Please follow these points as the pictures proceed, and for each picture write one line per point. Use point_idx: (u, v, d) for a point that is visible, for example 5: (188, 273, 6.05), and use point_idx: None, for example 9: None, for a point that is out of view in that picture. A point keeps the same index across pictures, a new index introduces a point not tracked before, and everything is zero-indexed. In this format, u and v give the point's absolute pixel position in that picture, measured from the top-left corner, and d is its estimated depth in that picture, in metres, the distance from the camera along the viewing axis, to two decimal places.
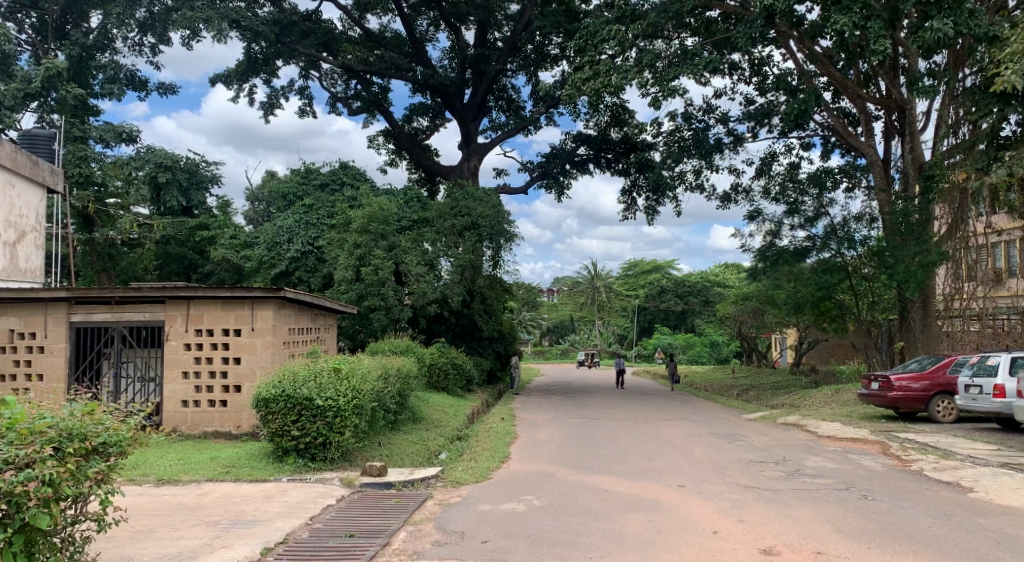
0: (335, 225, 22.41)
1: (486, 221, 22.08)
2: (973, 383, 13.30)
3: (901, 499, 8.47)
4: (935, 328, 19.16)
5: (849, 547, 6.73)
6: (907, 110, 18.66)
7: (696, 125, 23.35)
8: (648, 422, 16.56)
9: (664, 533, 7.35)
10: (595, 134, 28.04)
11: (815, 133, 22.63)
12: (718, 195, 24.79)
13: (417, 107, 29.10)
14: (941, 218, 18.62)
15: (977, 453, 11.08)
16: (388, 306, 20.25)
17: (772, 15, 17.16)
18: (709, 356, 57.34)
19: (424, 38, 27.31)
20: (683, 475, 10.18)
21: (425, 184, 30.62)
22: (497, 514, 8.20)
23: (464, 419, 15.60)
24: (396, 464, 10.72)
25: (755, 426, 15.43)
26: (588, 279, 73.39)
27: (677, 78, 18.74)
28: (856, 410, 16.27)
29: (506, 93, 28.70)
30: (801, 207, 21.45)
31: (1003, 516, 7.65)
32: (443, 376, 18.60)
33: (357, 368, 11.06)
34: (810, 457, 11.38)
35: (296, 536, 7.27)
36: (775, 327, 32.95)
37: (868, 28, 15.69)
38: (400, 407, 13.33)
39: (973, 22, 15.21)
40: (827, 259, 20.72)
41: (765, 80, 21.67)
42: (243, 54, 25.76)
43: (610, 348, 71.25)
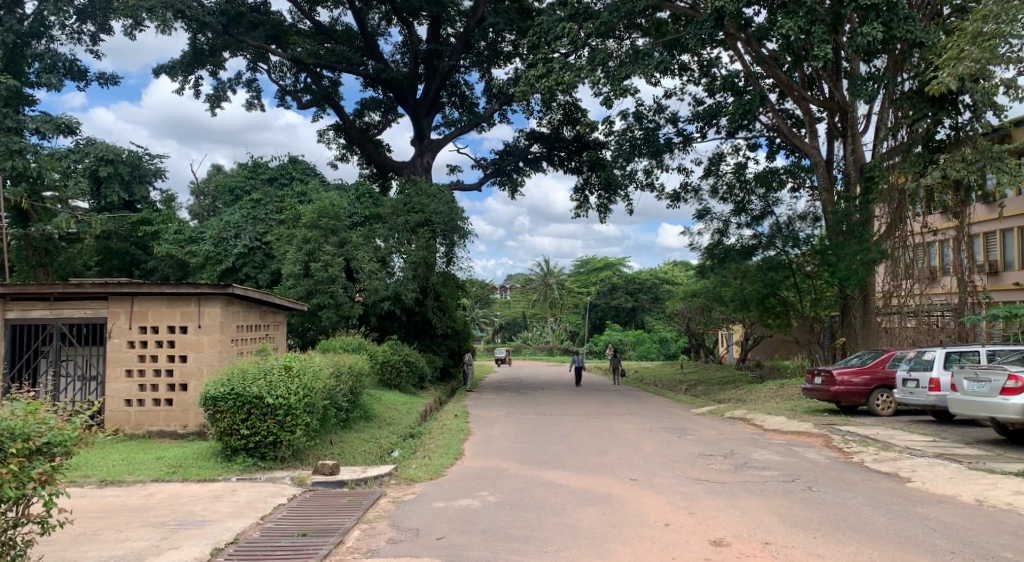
0: (284, 220, 22.05)
1: (439, 218, 22.06)
2: (909, 378, 13.82)
3: (844, 490, 8.74)
4: (874, 325, 19.83)
5: (795, 537, 6.93)
6: (849, 112, 19.23)
7: (646, 124, 23.76)
8: (599, 418, 16.71)
9: (617, 526, 7.46)
10: (548, 132, 28.31)
11: (761, 134, 23.15)
12: (667, 194, 25.15)
13: (368, 101, 28.54)
14: (880, 217, 19.20)
15: (914, 444, 11.52)
16: (339, 303, 20.04)
17: (722, 17, 17.35)
18: (657, 353, 58.27)
19: (376, 33, 26.89)
20: (635, 469, 10.32)
21: (376, 179, 30.33)
22: (451, 510, 8.19)
23: (416, 416, 15.49)
24: (347, 463, 10.61)
25: (703, 420, 15.72)
26: (540, 276, 73.83)
27: (629, 78, 19.07)
28: (800, 404, 16.75)
29: (459, 89, 28.55)
30: (748, 206, 22.16)
31: (938, 504, 7.98)
32: (396, 374, 18.47)
33: (309, 366, 10.87)
34: (756, 450, 11.67)
35: (247, 535, 7.15)
36: (721, 323, 33.66)
37: (812, 33, 16.04)
38: (352, 405, 13.17)
39: (908, 26, 15.80)
40: (771, 257, 21.36)
41: (714, 82, 22.08)
42: (188, 45, 25.04)
43: (562, 347, 71.81)
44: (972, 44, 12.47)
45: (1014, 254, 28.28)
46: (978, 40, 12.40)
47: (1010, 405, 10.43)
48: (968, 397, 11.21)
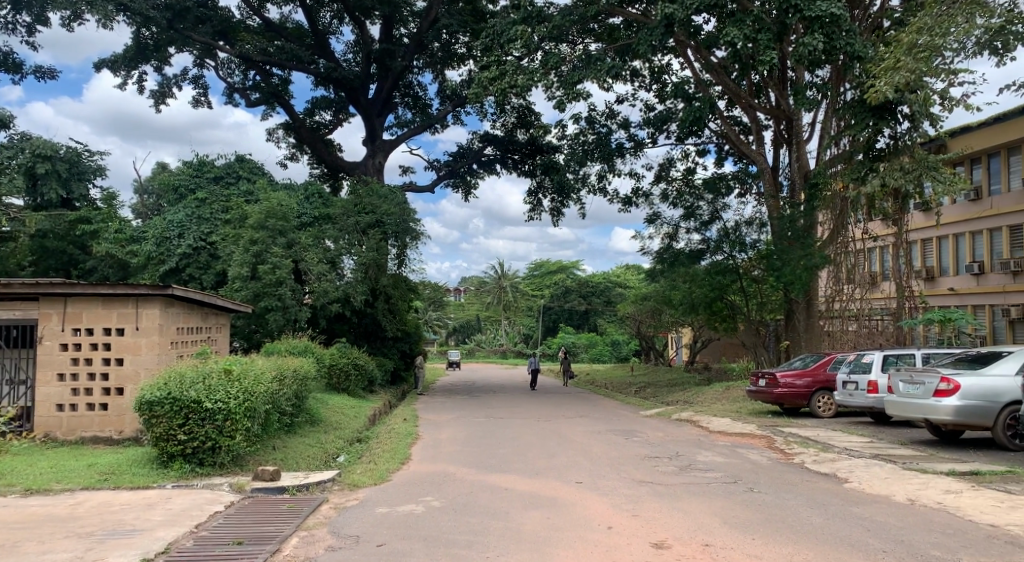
0: (230, 220, 21.55)
1: (391, 219, 21.90)
2: (850, 380, 14.14)
3: (784, 492, 8.88)
4: (817, 329, 20.27)
5: (734, 538, 7.01)
6: (794, 120, 19.65)
7: (599, 129, 23.87)
8: (548, 420, 16.72)
9: (560, 530, 7.44)
10: (502, 134, 28.27)
11: (709, 141, 23.54)
12: (619, 198, 25.36)
13: (319, 99, 28.12)
14: (823, 224, 19.64)
15: (853, 445, 11.77)
16: (286, 306, 19.58)
17: (671, 25, 17.61)
18: (609, 356, 58.80)
19: (327, 31, 26.50)
20: (581, 472, 10.33)
21: (327, 179, 29.94)
22: (394, 516, 8.08)
23: (364, 420, 15.30)
24: (289, 468, 10.42)
25: (651, 422, 15.87)
26: (494, 279, 73.90)
27: (582, 82, 19.19)
28: (744, 406, 17.05)
29: (412, 90, 28.29)
30: (697, 211, 22.67)
31: (874, 504, 8.16)
32: (344, 377, 18.20)
33: (250, 369, 10.61)
34: (700, 452, 11.81)
35: (179, 544, 6.93)
36: (671, 327, 34.04)
37: (758, 40, 16.30)
38: (297, 409, 12.91)
39: (849, 39, 16.27)
40: (719, 262, 21.77)
41: (664, 88, 22.38)
42: (132, 39, 24.31)
43: (515, 350, 71.89)
44: (907, 55, 12.83)
45: (950, 261, 29.31)
46: (913, 51, 12.77)
47: (944, 406, 10.74)
48: (904, 398, 11.52)
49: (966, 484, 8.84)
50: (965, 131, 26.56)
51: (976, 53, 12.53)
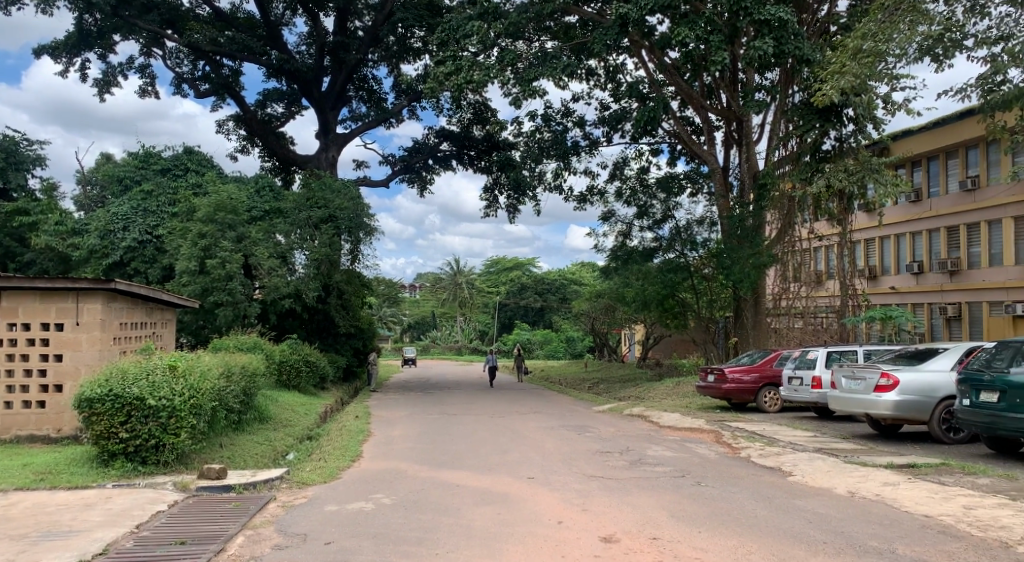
0: (178, 213, 21.06)
1: (344, 214, 21.71)
2: (795, 376, 14.50)
3: (730, 485, 9.06)
4: (765, 326, 20.72)
5: (681, 532, 7.12)
6: (745, 121, 20.00)
7: (554, 126, 23.95)
8: (500, 417, 16.73)
9: (511, 525, 7.45)
10: (457, 130, 28.19)
11: (663, 140, 23.82)
12: (575, 196, 25.50)
13: (270, 91, 27.58)
14: (771, 223, 20.09)
15: (797, 439, 12.08)
16: (235, 301, 19.19)
17: (626, 24, 17.75)
18: (564, 352, 59.25)
19: (280, 22, 26.03)
20: (533, 467, 10.39)
21: (278, 173, 29.47)
22: (342, 514, 7.99)
23: (314, 417, 15.11)
24: (237, 466, 10.24)
25: (603, 418, 16.01)
26: (450, 275, 73.70)
27: (538, 79, 19.25)
28: (694, 401, 17.36)
29: (367, 83, 27.97)
30: (650, 210, 23.01)
31: (816, 497, 8.37)
32: (295, 374, 17.95)
33: (197, 366, 10.38)
34: (650, 446, 11.97)
35: (118, 545, 6.75)
36: (625, 323, 34.41)
37: (710, 41, 16.55)
38: (245, 407, 12.67)
39: (797, 43, 16.66)
40: (671, 260, 22.10)
41: (619, 88, 22.57)
42: (73, 25, 23.57)
43: (471, 347, 71.85)
44: (852, 59, 13.19)
45: (892, 260, 30.26)
46: (857, 57, 13.14)
47: (883, 401, 11.08)
48: (846, 394, 11.85)
49: (903, 476, 9.13)
50: (906, 134, 27.47)
51: (917, 59, 12.94)
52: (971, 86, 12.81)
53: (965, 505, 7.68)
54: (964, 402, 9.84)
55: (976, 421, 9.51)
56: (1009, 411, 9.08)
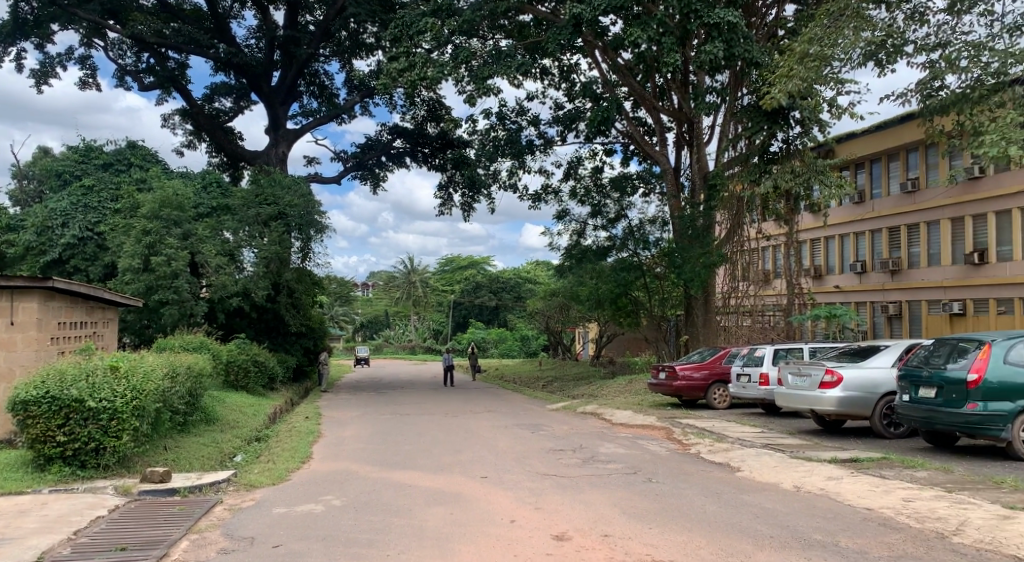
0: (121, 209, 20.43)
1: (294, 211, 21.45)
2: (743, 373, 14.78)
3: (680, 481, 9.18)
4: (715, 323, 21.09)
5: (632, 528, 7.18)
6: (695, 122, 20.29)
7: (509, 125, 23.96)
8: (453, 416, 16.66)
9: (463, 525, 7.41)
10: (411, 127, 27.97)
11: (616, 140, 24.02)
12: (529, 195, 25.55)
13: (218, 85, 26.93)
14: (720, 223, 20.42)
15: (745, 436, 12.31)
16: (182, 299, 18.69)
17: (579, 24, 17.84)
18: (518, 351, 59.45)
19: (228, 15, 25.45)
20: (486, 467, 10.36)
21: (226, 168, 28.84)
22: (291, 516, 7.84)
23: (263, 418, 14.82)
24: (182, 469, 9.97)
25: (556, 416, 16.06)
26: (404, 274, 73.19)
27: (492, 78, 19.21)
28: (645, 398, 17.57)
29: (318, 78, 27.55)
30: (604, 209, 23.24)
31: (763, 492, 8.54)
32: (243, 374, 17.59)
33: (139, 366, 10.08)
34: (602, 444, 12.05)
35: (54, 554, 6.50)
36: (578, 322, 34.65)
37: (662, 43, 16.75)
38: (191, 408, 12.35)
39: (746, 47, 16.97)
40: (624, 259, 22.35)
41: (573, 87, 22.69)
42: (8, 14, 22.71)
43: (425, 346, 71.49)
44: (799, 64, 13.50)
45: (836, 260, 31.10)
46: (804, 61, 13.44)
47: (828, 397, 11.37)
48: (792, 390, 12.13)
49: (846, 471, 9.38)
50: (850, 137, 28.26)
51: (861, 64, 13.30)
52: (911, 92, 13.24)
53: (904, 497, 7.92)
54: (904, 398, 10.16)
55: (914, 416, 9.83)
56: (945, 406, 9.41)
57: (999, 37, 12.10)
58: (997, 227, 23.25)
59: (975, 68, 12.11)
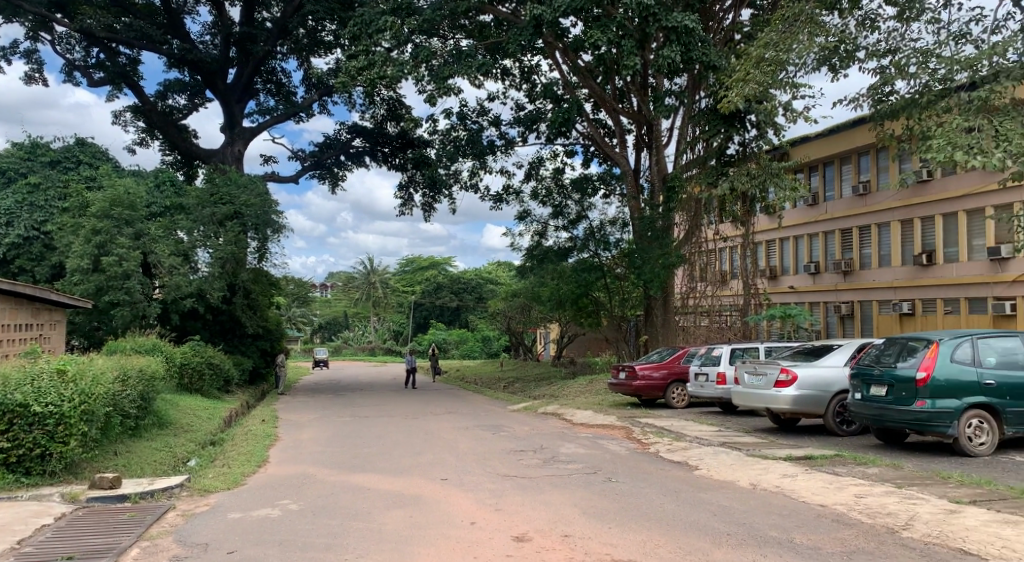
0: (69, 208, 19.81)
1: (250, 210, 21.07)
2: (701, 372, 14.97)
3: (640, 481, 9.25)
4: (673, 323, 21.33)
5: (591, 528, 7.20)
6: (654, 125, 20.49)
7: (470, 125, 23.88)
8: (414, 418, 16.54)
9: (423, 528, 7.35)
10: (371, 126, 27.72)
11: (576, 142, 24.13)
12: (490, 195, 25.53)
13: (172, 82, 26.34)
14: (679, 225, 20.65)
15: (703, 434, 12.47)
16: (134, 301, 18.20)
17: (540, 25, 17.87)
18: (479, 351, 59.38)
19: (182, 10, 24.93)
20: (446, 468, 10.31)
21: (180, 167, 28.22)
22: (247, 521, 7.69)
23: (218, 421, 14.52)
24: (133, 474, 9.71)
25: (517, 417, 16.06)
26: (364, 275, 72.51)
27: (452, 77, 19.13)
28: (606, 398, 17.68)
29: (276, 76, 27.13)
30: (565, 210, 23.35)
31: (720, 490, 8.65)
32: (198, 377, 17.22)
33: (88, 369, 9.79)
34: (563, 444, 12.08)
35: None
36: (539, 323, 34.72)
37: (622, 46, 16.87)
38: (143, 412, 12.04)
39: (704, 51, 17.20)
40: (585, 260, 22.48)
41: (534, 88, 22.72)
42: None
43: (385, 347, 70.92)
44: (755, 68, 13.73)
45: (790, 261, 31.73)
46: (760, 65, 13.66)
47: (783, 396, 11.58)
48: (748, 389, 12.32)
49: (801, 468, 9.56)
50: (804, 140, 28.86)
51: (814, 69, 13.58)
52: (863, 96, 13.55)
53: (856, 494, 8.10)
54: (856, 396, 10.38)
55: (865, 413, 10.06)
56: (895, 404, 9.64)
57: (945, 44, 12.47)
58: (944, 229, 23.96)
59: (923, 74, 12.44)
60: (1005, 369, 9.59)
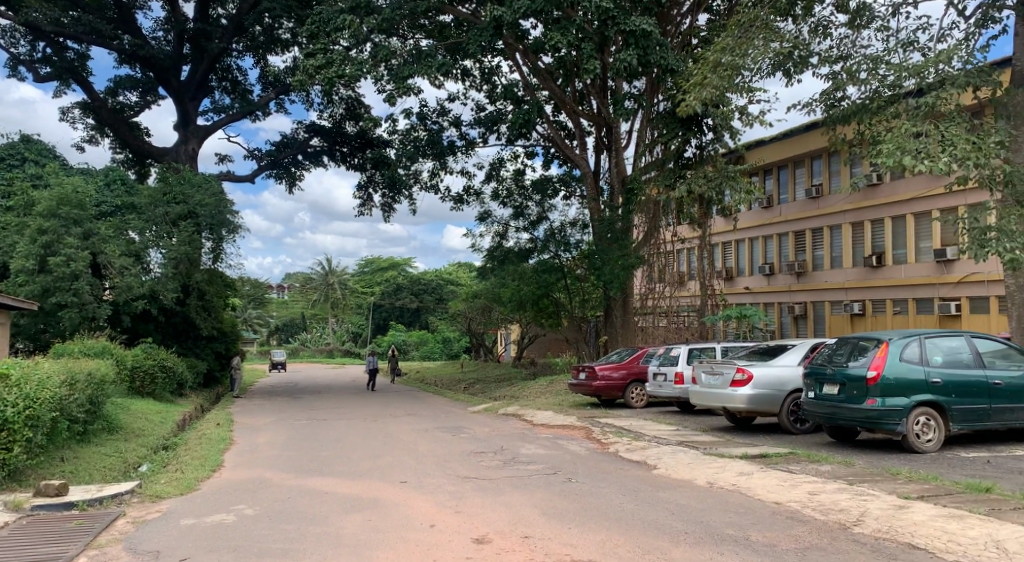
0: (13, 206, 19.13)
1: (205, 210, 20.65)
2: (659, 372, 15.13)
3: (599, 481, 9.31)
4: (632, 324, 21.54)
5: (551, 529, 7.22)
6: (614, 127, 20.68)
7: (430, 126, 23.77)
8: (373, 420, 16.39)
9: (382, 531, 7.28)
10: (329, 126, 27.41)
11: (537, 143, 24.20)
12: (451, 196, 25.46)
13: (123, 78, 25.62)
14: (638, 226, 20.87)
15: (661, 434, 12.60)
16: (82, 302, 17.68)
17: (500, 27, 17.90)
18: (440, 353, 59.16)
19: (134, 5, 24.33)
20: (405, 471, 10.23)
21: (132, 165, 27.53)
22: (200, 528, 7.52)
23: (171, 426, 14.20)
24: (81, 481, 9.43)
25: (477, 418, 16.03)
26: (322, 276, 71.65)
27: (412, 77, 19.01)
28: (566, 398, 17.77)
29: (231, 74, 26.63)
30: (525, 211, 23.40)
31: (678, 489, 8.75)
32: (150, 380, 16.81)
33: (33, 373, 9.48)
34: (524, 445, 12.10)
35: None
36: (500, 324, 34.72)
37: (582, 49, 16.98)
38: (92, 416, 11.70)
39: (662, 54, 17.42)
40: (545, 261, 22.55)
41: (494, 89, 22.73)
42: None
43: (344, 349, 70.16)
44: (712, 73, 13.95)
45: (746, 262, 32.29)
46: (717, 69, 13.88)
47: (739, 395, 11.77)
48: (705, 388, 12.49)
49: (756, 466, 9.72)
50: (759, 144, 29.40)
51: (769, 74, 13.84)
52: (816, 101, 13.86)
53: (810, 491, 8.26)
54: (810, 395, 10.61)
55: (819, 412, 10.29)
56: (847, 402, 9.87)
57: (894, 51, 12.83)
58: (893, 231, 24.64)
59: (873, 81, 12.78)
60: (951, 368, 9.87)
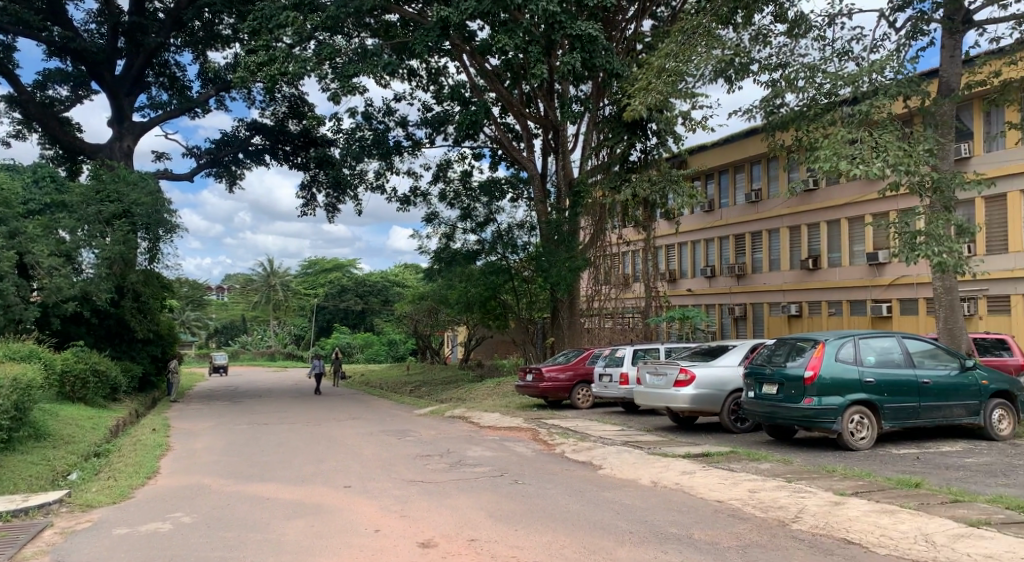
0: None
1: (140, 209, 19.98)
2: (605, 373, 15.29)
3: (545, 482, 9.34)
4: (579, 325, 21.71)
5: (497, 531, 7.20)
6: (560, 130, 20.82)
7: (375, 125, 23.52)
8: (317, 424, 16.11)
9: (325, 537, 7.15)
10: (271, 124, 26.86)
11: (484, 145, 24.18)
12: (397, 197, 25.23)
13: (53, 71, 24.37)
14: (584, 229, 21.05)
15: (607, 434, 12.72)
16: (7, 305, 16.84)
17: (447, 27, 17.83)
18: (385, 355, 58.58)
19: None
20: (349, 475, 10.08)
21: (62, 162, 26.46)
22: (134, 537, 7.26)
23: (104, 432, 13.68)
24: (4, 491, 8.99)
25: (423, 421, 15.92)
26: (264, 277, 70.14)
27: (357, 76, 18.74)
28: (513, 400, 17.79)
29: (169, 69, 25.82)
30: (473, 212, 23.35)
31: (623, 489, 8.85)
32: (81, 386, 16.16)
33: None
34: (470, 447, 12.05)
35: None
36: (447, 326, 34.55)
37: (529, 52, 17.03)
38: (17, 423, 11.19)
39: (608, 59, 17.61)
40: (493, 262, 22.51)
41: (441, 90, 22.61)
42: None
43: (287, 352, 68.81)
44: (657, 78, 14.16)
45: (688, 265, 32.87)
46: (661, 75, 14.10)
47: (681, 395, 11.97)
48: (649, 389, 12.67)
49: (698, 465, 9.90)
50: (701, 149, 29.99)
51: (712, 80, 14.12)
52: (756, 108, 14.18)
53: (749, 489, 8.45)
54: (750, 394, 10.85)
55: (759, 411, 10.54)
56: (785, 401, 10.14)
57: (829, 60, 13.25)
58: (828, 235, 25.44)
59: (810, 89, 13.17)
60: (883, 368, 10.22)
